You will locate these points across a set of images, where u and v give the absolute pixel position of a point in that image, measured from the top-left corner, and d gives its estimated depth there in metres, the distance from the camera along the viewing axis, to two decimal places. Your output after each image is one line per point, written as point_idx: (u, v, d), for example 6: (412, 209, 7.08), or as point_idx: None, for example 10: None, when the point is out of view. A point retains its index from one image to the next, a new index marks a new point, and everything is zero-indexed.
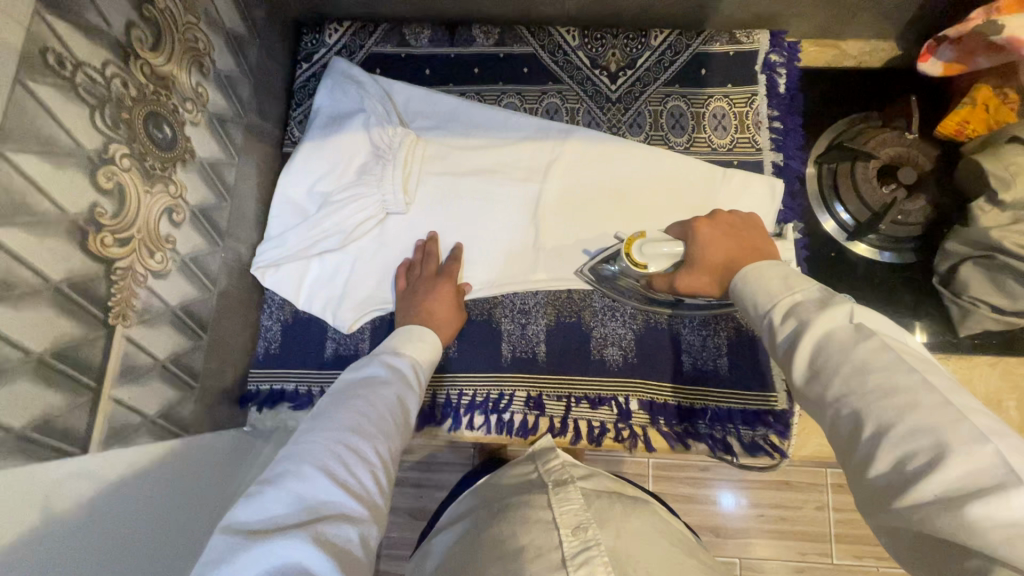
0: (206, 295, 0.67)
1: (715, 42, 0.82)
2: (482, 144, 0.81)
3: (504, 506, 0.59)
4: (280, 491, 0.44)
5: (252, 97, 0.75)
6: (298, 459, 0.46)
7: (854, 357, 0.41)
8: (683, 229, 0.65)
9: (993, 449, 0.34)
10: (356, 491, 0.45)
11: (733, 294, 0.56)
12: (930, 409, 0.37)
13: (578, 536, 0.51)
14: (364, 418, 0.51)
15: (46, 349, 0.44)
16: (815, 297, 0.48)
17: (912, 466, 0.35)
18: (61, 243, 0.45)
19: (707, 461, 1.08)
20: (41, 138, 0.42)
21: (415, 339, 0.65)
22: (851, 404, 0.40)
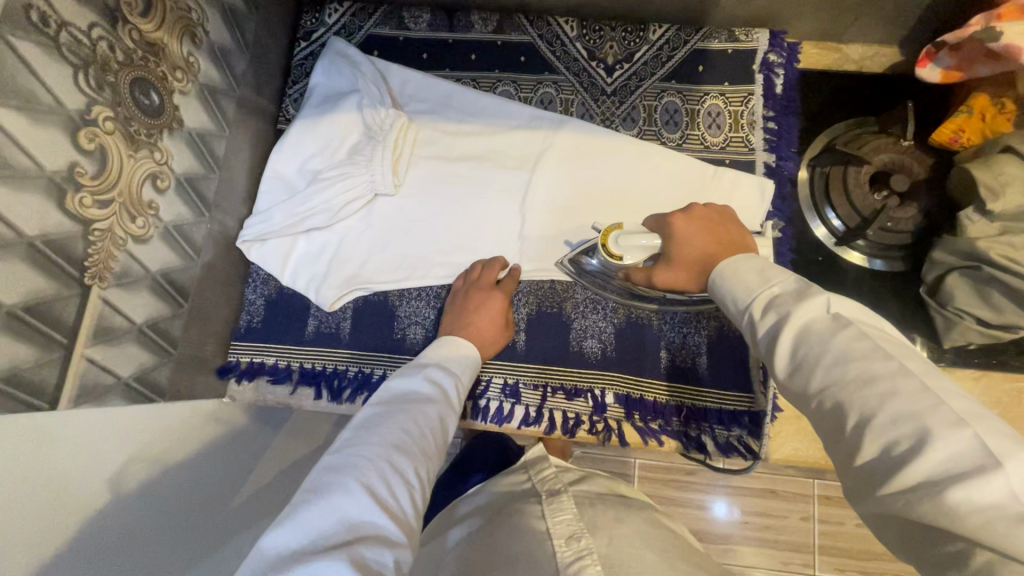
0: (189, 264, 0.67)
1: (714, 39, 0.82)
2: (475, 131, 0.81)
3: (509, 512, 0.61)
4: (323, 504, 0.43)
5: (247, 71, 0.75)
6: (342, 471, 0.46)
7: (836, 347, 0.41)
8: (660, 223, 0.67)
9: (972, 433, 0.34)
10: (397, 513, 0.45)
11: (712, 288, 0.56)
12: (909, 395, 0.37)
13: (571, 546, 0.52)
14: (407, 435, 0.51)
15: (19, 302, 0.45)
16: (791, 289, 0.48)
17: (899, 452, 0.35)
18: (37, 199, 0.46)
19: (693, 464, 1.08)
20: (22, 94, 0.43)
21: (456, 355, 0.65)
22: (834, 394, 0.40)
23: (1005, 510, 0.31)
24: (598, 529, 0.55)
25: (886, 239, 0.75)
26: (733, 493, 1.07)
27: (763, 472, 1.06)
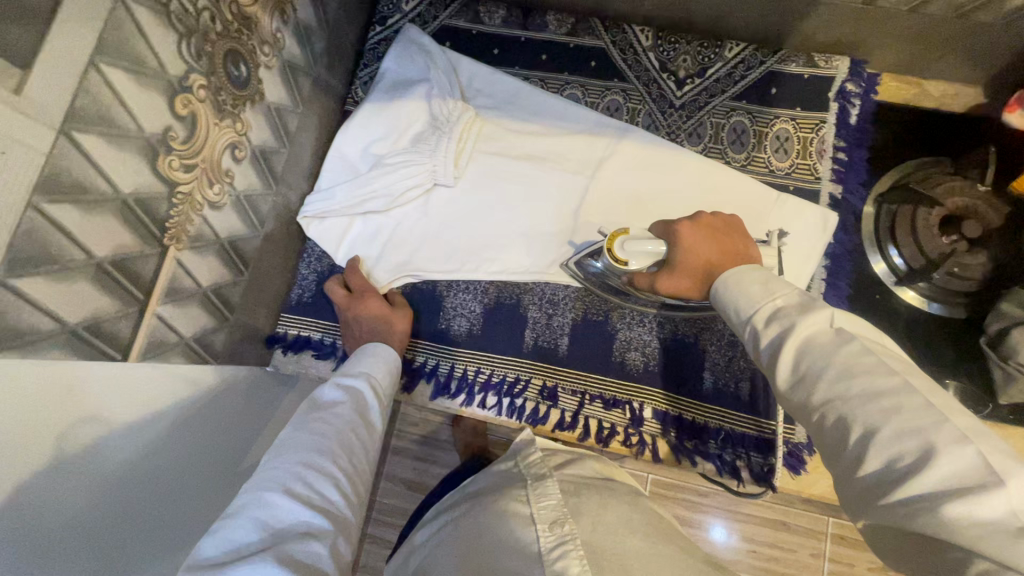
0: (253, 234, 0.69)
1: (791, 62, 0.80)
2: (540, 131, 0.81)
3: (496, 496, 0.61)
4: (242, 517, 0.44)
5: (324, 50, 0.77)
6: (259, 483, 0.47)
7: (839, 361, 0.43)
8: (666, 228, 0.65)
9: (973, 450, 0.36)
10: (326, 512, 0.47)
11: (715, 297, 0.56)
12: (911, 410, 0.39)
13: (554, 532, 0.53)
14: (325, 438, 0.52)
15: (106, 255, 0.47)
16: (795, 300, 0.49)
17: (903, 465, 0.38)
18: (134, 158, 0.47)
19: (707, 486, 1.07)
20: (132, 57, 0.45)
21: (369, 356, 0.66)
22: (838, 409, 0.42)
23: (1004, 525, 0.34)
24: (581, 515, 0.56)
25: (951, 285, 0.73)
26: (734, 520, 1.06)
27: (777, 503, 1.05)
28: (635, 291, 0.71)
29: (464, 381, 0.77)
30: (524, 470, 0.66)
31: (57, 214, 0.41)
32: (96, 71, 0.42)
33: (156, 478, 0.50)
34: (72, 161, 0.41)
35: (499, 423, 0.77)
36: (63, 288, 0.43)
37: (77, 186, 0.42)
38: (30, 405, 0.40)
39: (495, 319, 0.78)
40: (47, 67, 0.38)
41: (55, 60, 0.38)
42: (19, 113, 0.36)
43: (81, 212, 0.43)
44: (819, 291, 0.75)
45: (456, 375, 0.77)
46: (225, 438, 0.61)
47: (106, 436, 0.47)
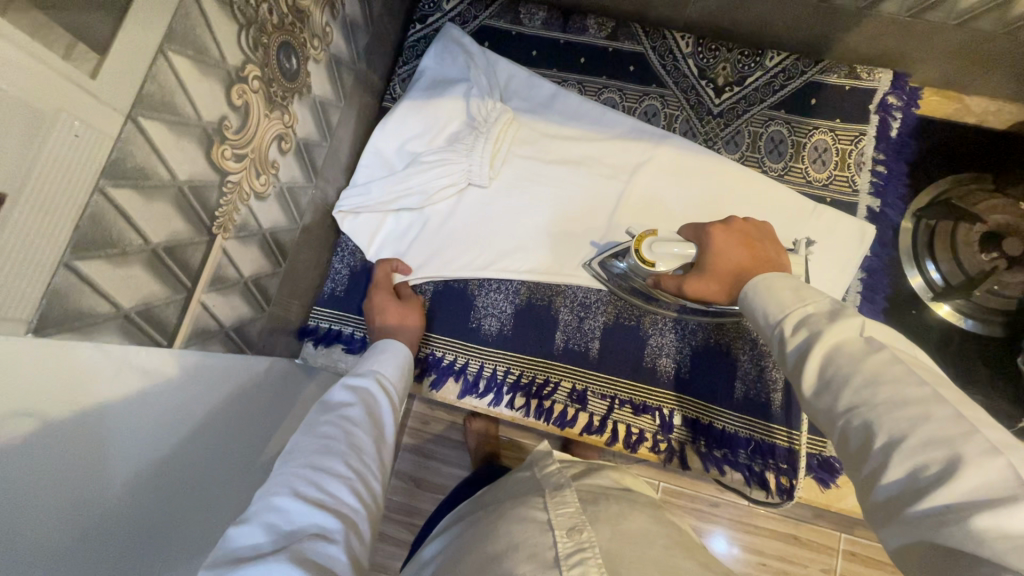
0: (292, 226, 0.69)
1: (833, 73, 0.80)
2: (577, 135, 0.81)
3: (510, 504, 0.62)
4: (253, 524, 0.44)
5: (367, 46, 0.77)
6: (269, 489, 0.47)
7: (865, 368, 0.45)
8: (697, 232, 0.65)
9: (1003, 462, 0.36)
10: (338, 510, 0.47)
11: (744, 301, 0.58)
12: (941, 420, 0.39)
13: (573, 538, 0.53)
14: (331, 438, 0.52)
15: (161, 241, 0.47)
16: (825, 308, 0.51)
17: (927, 474, 0.38)
18: (192, 145, 0.48)
19: (719, 497, 1.07)
20: (196, 46, 0.45)
21: (378, 353, 0.66)
22: (864, 415, 0.43)
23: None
24: (600, 523, 0.56)
25: (989, 303, 0.72)
26: (740, 533, 1.05)
27: (790, 516, 1.04)
28: (659, 293, 0.72)
29: (492, 380, 0.76)
30: (544, 480, 0.66)
31: (119, 198, 0.41)
32: (164, 58, 0.42)
33: (194, 478, 0.50)
34: (136, 147, 0.42)
35: (525, 424, 0.77)
36: (120, 272, 0.43)
37: (139, 171, 0.43)
38: (81, 393, 0.41)
39: (526, 320, 0.78)
40: (120, 52, 0.38)
41: (126, 46, 0.39)
42: (92, 97, 0.37)
43: (142, 197, 0.44)
44: (854, 303, 0.74)
45: (485, 374, 0.77)
46: (256, 438, 0.61)
47: (152, 432, 0.47)
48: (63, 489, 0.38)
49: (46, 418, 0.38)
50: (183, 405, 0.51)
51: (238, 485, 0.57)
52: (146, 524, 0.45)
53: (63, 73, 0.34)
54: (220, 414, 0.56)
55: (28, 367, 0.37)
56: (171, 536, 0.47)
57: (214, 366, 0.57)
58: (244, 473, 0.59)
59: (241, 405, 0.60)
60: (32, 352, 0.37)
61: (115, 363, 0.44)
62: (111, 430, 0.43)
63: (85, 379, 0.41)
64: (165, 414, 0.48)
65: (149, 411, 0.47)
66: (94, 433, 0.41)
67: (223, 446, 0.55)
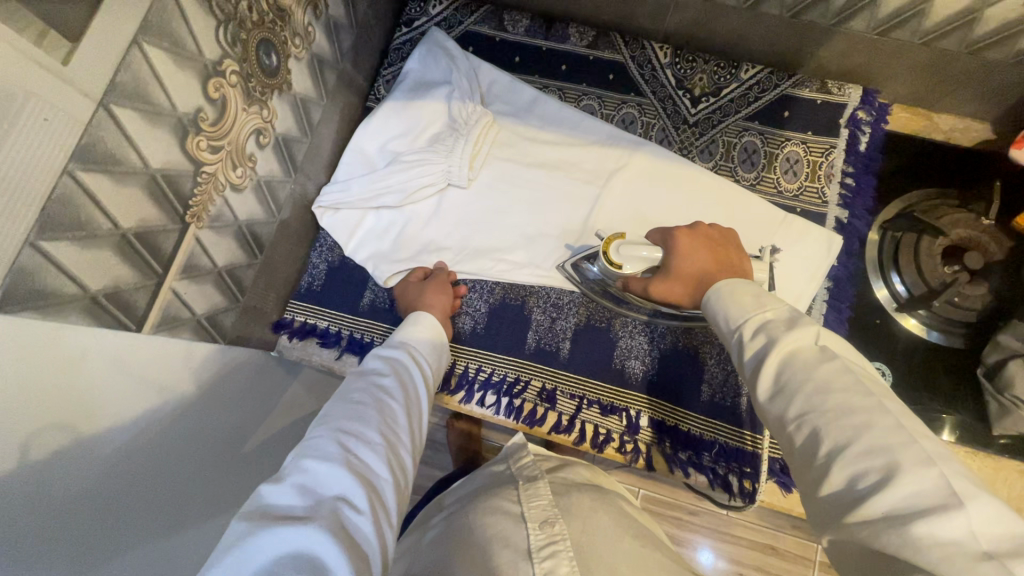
0: (270, 219, 0.70)
1: (805, 88, 0.82)
2: (556, 140, 0.83)
3: (483, 496, 0.63)
4: (285, 481, 0.45)
5: (351, 47, 0.79)
6: (302, 448, 0.48)
7: (817, 376, 0.45)
8: (664, 235, 0.67)
9: (937, 472, 0.37)
10: (367, 476, 0.48)
11: (707, 304, 0.58)
12: (883, 431, 0.40)
13: (545, 530, 0.53)
14: (362, 406, 0.53)
15: (131, 226, 0.48)
16: (784, 315, 0.52)
17: (865, 483, 0.39)
18: (165, 135, 0.49)
19: (697, 505, 1.07)
20: (172, 38, 0.47)
21: (408, 328, 0.67)
22: (812, 420, 0.44)
23: (964, 546, 0.34)
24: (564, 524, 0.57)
25: (950, 314, 0.74)
26: (720, 544, 1.06)
27: (767, 526, 1.04)
28: (628, 294, 0.73)
29: (464, 377, 0.77)
30: (517, 472, 0.67)
31: (88, 181, 0.43)
32: (139, 48, 0.44)
33: (168, 459, 0.52)
34: (107, 133, 0.43)
35: (495, 422, 0.77)
36: (88, 254, 0.44)
37: (109, 156, 0.44)
38: (62, 379, 0.42)
39: (500, 319, 0.79)
40: (92, 40, 0.40)
41: (99, 36, 0.40)
42: (63, 82, 0.38)
43: (111, 181, 0.45)
44: (820, 311, 0.76)
45: (457, 371, 0.78)
46: (226, 425, 0.62)
47: (126, 418, 0.48)
48: (44, 477, 0.39)
49: (25, 404, 0.38)
50: (150, 393, 0.51)
51: (208, 466, 0.58)
52: (117, 508, 0.46)
53: (31, 56, 0.35)
54: (192, 399, 0.57)
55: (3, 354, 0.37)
56: (141, 521, 0.48)
57: (181, 353, 0.57)
58: (218, 457, 0.59)
59: (214, 391, 0.61)
60: (3, 334, 0.38)
61: (89, 352, 0.45)
62: (87, 416, 0.44)
63: (62, 368, 0.42)
64: (135, 399, 0.49)
65: (127, 401, 0.48)
66: (72, 422, 0.43)
67: (195, 431, 0.57)
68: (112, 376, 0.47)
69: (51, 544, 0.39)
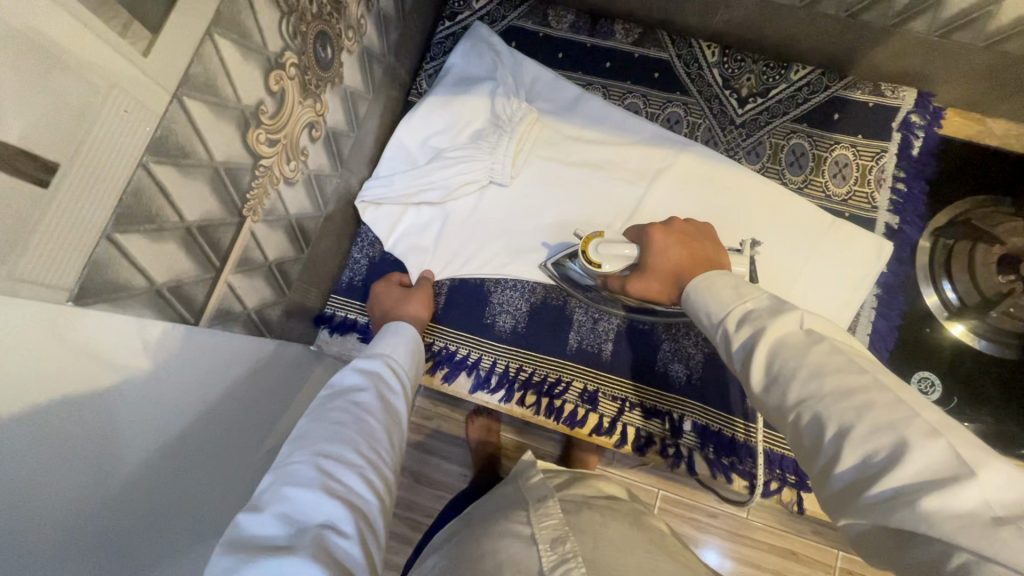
0: (317, 213, 0.70)
1: (857, 90, 0.81)
2: (601, 139, 0.82)
3: (495, 518, 0.63)
4: (265, 514, 0.45)
5: (397, 41, 0.78)
6: (280, 475, 0.48)
7: (810, 362, 0.43)
8: (640, 234, 0.67)
9: (944, 442, 0.36)
10: (352, 499, 0.48)
11: (685, 300, 0.57)
12: (886, 406, 0.38)
13: (556, 550, 0.54)
14: (342, 427, 0.53)
15: (196, 220, 0.48)
16: (765, 303, 0.49)
17: (877, 460, 0.37)
18: (230, 128, 0.48)
19: (718, 508, 1.06)
20: (240, 30, 0.46)
21: (389, 339, 0.67)
22: (812, 408, 0.41)
23: (978, 515, 0.32)
24: (584, 533, 0.56)
25: (1002, 325, 0.73)
26: (732, 545, 1.05)
27: (787, 530, 1.04)
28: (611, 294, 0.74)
29: (504, 376, 0.77)
30: (527, 492, 0.67)
31: (161, 176, 0.42)
32: (211, 41, 0.43)
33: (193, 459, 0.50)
34: (179, 126, 0.42)
35: (535, 422, 0.77)
36: (155, 248, 0.44)
37: (180, 149, 0.43)
38: (99, 366, 0.40)
39: (540, 318, 0.78)
40: (171, 30, 0.39)
41: (176, 28, 0.39)
42: (142, 74, 0.38)
43: (180, 175, 0.44)
44: (867, 318, 0.75)
45: (497, 370, 0.77)
46: (264, 421, 0.62)
47: (149, 420, 0.45)
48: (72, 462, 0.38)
49: (58, 388, 0.37)
50: (179, 391, 0.48)
51: (236, 465, 0.56)
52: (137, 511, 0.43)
53: (116, 47, 0.35)
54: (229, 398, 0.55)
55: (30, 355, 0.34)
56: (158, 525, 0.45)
57: (205, 350, 0.52)
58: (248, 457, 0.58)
59: (252, 390, 0.60)
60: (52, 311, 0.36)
61: (114, 346, 0.42)
62: (108, 421, 0.41)
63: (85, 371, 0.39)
64: (152, 402, 0.45)
65: (164, 393, 0.46)
66: (106, 411, 0.41)
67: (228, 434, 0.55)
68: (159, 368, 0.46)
69: (63, 546, 0.37)
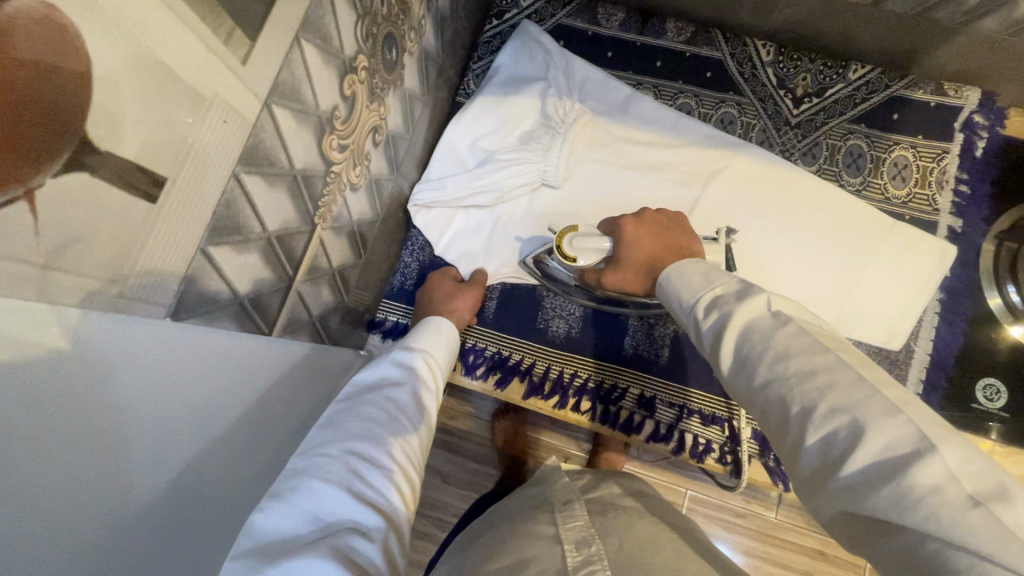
0: (374, 217, 0.69)
1: (918, 89, 0.79)
2: (655, 141, 0.80)
3: (520, 519, 0.61)
4: (290, 507, 0.42)
5: (449, 40, 0.77)
6: (306, 468, 0.45)
7: (776, 342, 0.42)
8: (612, 226, 0.67)
9: (905, 420, 0.35)
10: (379, 503, 0.45)
11: (660, 288, 0.56)
12: (847, 385, 0.37)
13: (581, 551, 0.53)
14: (375, 425, 0.49)
15: (275, 229, 0.47)
16: (735, 287, 0.48)
17: (838, 442, 0.36)
18: (310, 135, 0.47)
19: (745, 507, 1.02)
20: (323, 35, 0.45)
21: (429, 333, 0.65)
22: (778, 389, 0.41)
23: (945, 493, 0.31)
24: (610, 534, 0.56)
25: None
26: (746, 540, 1.01)
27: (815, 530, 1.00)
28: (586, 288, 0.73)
29: (559, 382, 0.76)
30: (552, 495, 0.66)
31: (248, 184, 0.41)
32: (299, 47, 0.42)
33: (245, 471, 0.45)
34: (267, 134, 0.41)
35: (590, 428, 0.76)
36: (241, 260, 0.43)
37: (266, 158, 0.42)
38: (169, 361, 0.37)
39: (595, 323, 0.77)
40: (267, 36, 0.38)
41: (271, 33, 0.38)
42: (239, 83, 0.37)
43: (265, 184, 0.43)
44: (932, 322, 0.74)
45: (551, 376, 0.76)
46: None
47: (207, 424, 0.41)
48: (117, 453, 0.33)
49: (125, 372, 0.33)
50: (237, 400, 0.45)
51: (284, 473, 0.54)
52: (172, 529, 0.37)
53: (218, 54, 0.34)
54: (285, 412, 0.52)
55: (55, 358, 0.29)
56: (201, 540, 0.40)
57: (254, 353, 0.48)
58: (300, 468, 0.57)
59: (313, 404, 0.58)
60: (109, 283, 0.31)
61: (158, 341, 0.36)
62: (157, 413, 0.36)
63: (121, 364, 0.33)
64: (199, 406, 0.40)
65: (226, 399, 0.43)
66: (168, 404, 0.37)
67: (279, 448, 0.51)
68: (224, 372, 0.43)
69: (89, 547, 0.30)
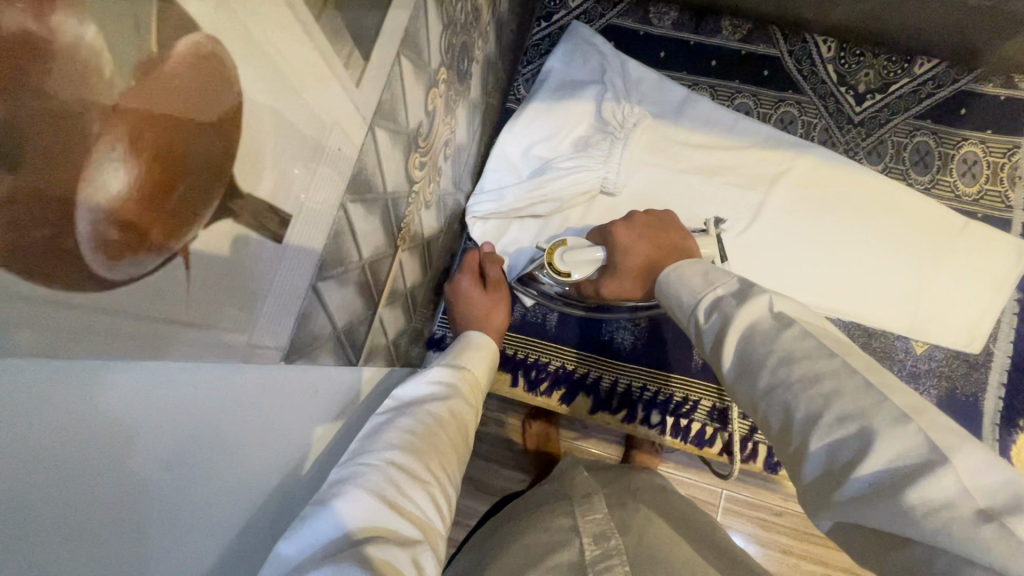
0: (438, 232, 0.66)
1: (988, 83, 0.76)
2: (717, 143, 0.78)
3: (533, 515, 0.57)
4: (316, 518, 0.34)
5: (504, 45, 0.74)
6: (333, 483, 0.37)
7: (781, 348, 0.39)
8: (605, 234, 0.66)
9: (916, 429, 0.32)
10: (413, 517, 0.37)
11: (658, 290, 0.53)
12: (853, 392, 0.35)
13: (599, 545, 0.50)
14: (415, 433, 0.42)
15: (368, 257, 0.44)
16: (736, 289, 0.45)
17: (846, 455, 0.33)
18: (400, 154, 0.45)
19: (783, 505, 0.92)
20: (417, 49, 0.42)
21: (473, 338, 0.58)
22: (782, 396, 0.38)
23: (956, 509, 0.28)
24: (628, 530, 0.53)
25: None
26: (765, 533, 0.93)
27: None
28: (581, 296, 0.71)
29: (627, 396, 0.74)
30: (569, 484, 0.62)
31: (352, 212, 0.38)
32: (399, 64, 0.39)
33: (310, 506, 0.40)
34: (370, 158, 0.39)
35: (660, 442, 0.74)
36: (341, 293, 0.41)
37: (367, 182, 0.39)
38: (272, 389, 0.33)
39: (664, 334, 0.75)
40: (378, 53, 0.36)
41: (381, 48, 0.36)
42: (354, 107, 0.34)
43: (364, 211, 0.41)
44: (1009, 322, 0.72)
45: (618, 390, 0.74)
46: None
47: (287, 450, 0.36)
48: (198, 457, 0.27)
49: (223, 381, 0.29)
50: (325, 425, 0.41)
51: None
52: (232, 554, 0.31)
53: (340, 78, 0.31)
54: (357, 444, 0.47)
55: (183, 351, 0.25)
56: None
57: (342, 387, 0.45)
58: None
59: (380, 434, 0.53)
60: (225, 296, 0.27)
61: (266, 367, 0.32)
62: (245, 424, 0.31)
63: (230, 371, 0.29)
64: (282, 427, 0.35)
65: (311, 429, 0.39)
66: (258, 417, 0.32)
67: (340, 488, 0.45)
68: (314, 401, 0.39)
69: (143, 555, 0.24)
